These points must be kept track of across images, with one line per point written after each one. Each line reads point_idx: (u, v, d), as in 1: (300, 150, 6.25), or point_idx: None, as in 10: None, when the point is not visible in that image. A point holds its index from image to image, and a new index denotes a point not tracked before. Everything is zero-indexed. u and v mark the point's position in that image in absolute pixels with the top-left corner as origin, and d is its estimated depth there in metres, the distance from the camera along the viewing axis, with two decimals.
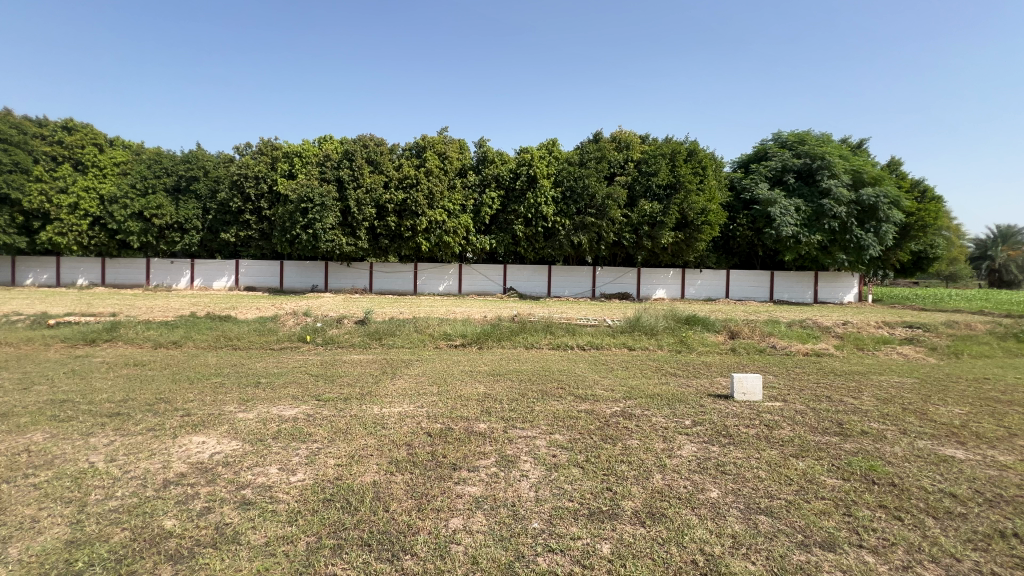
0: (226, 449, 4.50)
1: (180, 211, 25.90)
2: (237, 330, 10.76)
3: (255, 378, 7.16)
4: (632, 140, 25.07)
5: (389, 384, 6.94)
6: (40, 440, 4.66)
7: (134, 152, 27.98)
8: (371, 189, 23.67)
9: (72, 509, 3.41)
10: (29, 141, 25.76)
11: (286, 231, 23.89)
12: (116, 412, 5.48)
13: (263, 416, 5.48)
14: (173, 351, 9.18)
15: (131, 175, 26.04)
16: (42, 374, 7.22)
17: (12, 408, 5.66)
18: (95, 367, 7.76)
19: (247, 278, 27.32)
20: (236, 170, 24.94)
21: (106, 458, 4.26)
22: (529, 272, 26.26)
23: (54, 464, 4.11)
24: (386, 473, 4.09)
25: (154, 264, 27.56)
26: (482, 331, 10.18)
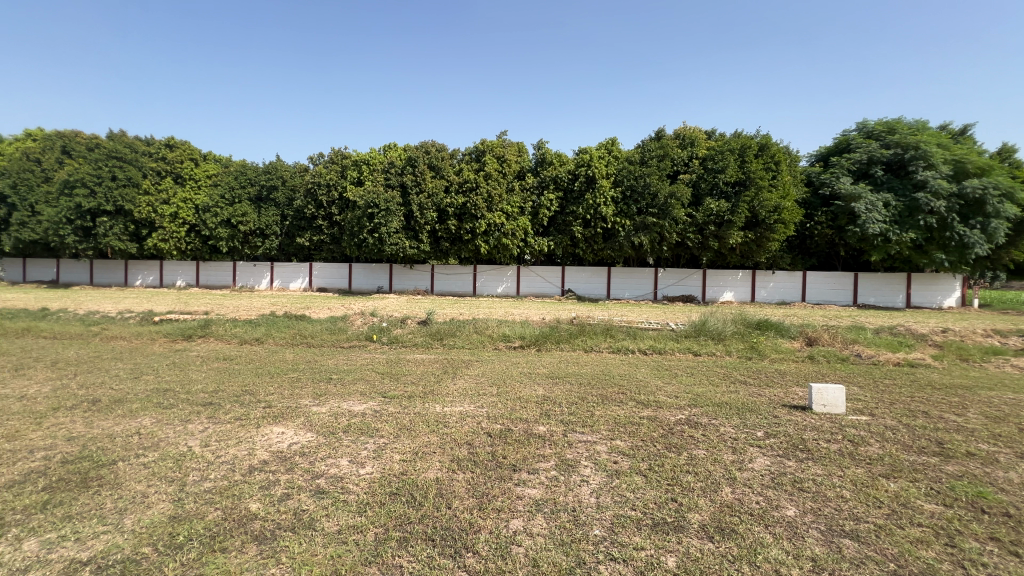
0: (302, 440, 4.83)
1: (262, 219, 28.14)
2: (312, 328, 11.51)
3: (327, 374, 7.61)
4: (698, 136, 24.07)
5: (450, 384, 7.13)
6: (148, 424, 5.25)
7: (224, 165, 30.77)
8: (433, 194, 24.50)
9: (173, 488, 3.80)
10: (139, 158, 29.11)
11: (354, 235, 25.23)
12: (208, 402, 6.05)
13: (335, 410, 5.82)
14: (256, 347, 9.99)
15: (220, 186, 28.64)
16: (148, 365, 8.11)
17: (126, 394, 6.41)
18: (191, 360, 8.61)
19: (320, 279, 29.16)
20: (311, 179, 26.71)
21: (201, 442, 4.72)
22: (588, 274, 25.94)
23: (160, 446, 4.61)
24: (448, 471, 4.20)
25: (240, 267, 30.14)
26: (540, 333, 10.19)
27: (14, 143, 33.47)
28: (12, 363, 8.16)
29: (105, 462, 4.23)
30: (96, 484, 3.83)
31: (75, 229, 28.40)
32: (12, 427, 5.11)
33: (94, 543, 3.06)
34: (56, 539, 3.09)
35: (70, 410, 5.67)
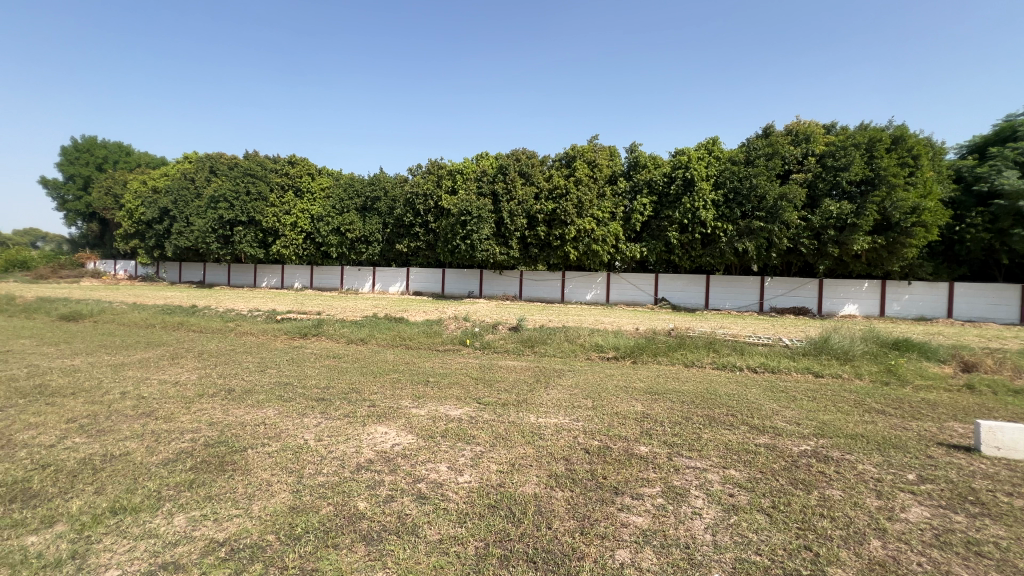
0: (404, 442, 4.97)
1: (367, 227, 30.47)
2: (410, 331, 12.08)
3: (425, 377, 7.86)
4: (814, 130, 21.72)
5: (543, 393, 7.00)
6: (272, 415, 5.77)
7: (335, 178, 33.87)
8: (523, 201, 24.80)
9: (293, 479, 4.08)
10: (268, 175, 33.07)
11: (448, 242, 26.31)
12: (322, 398, 6.53)
13: (432, 413, 5.95)
14: (361, 347, 10.71)
15: (332, 198, 31.52)
16: (272, 360, 9.02)
17: (255, 386, 7.15)
18: (306, 356, 9.44)
19: (416, 283, 30.83)
20: (410, 189, 28.35)
21: (316, 437, 5.06)
22: (684, 282, 24.50)
23: (282, 437, 5.02)
24: (546, 487, 4.05)
25: (347, 271, 32.87)
26: (635, 344, 9.70)
27: (175, 165, 39.80)
28: (169, 352, 9.55)
29: (238, 448, 4.70)
30: (231, 468, 4.24)
31: (218, 237, 32.96)
32: (168, 409, 5.90)
33: (230, 525, 3.36)
34: (200, 517, 3.43)
35: (212, 397, 6.45)
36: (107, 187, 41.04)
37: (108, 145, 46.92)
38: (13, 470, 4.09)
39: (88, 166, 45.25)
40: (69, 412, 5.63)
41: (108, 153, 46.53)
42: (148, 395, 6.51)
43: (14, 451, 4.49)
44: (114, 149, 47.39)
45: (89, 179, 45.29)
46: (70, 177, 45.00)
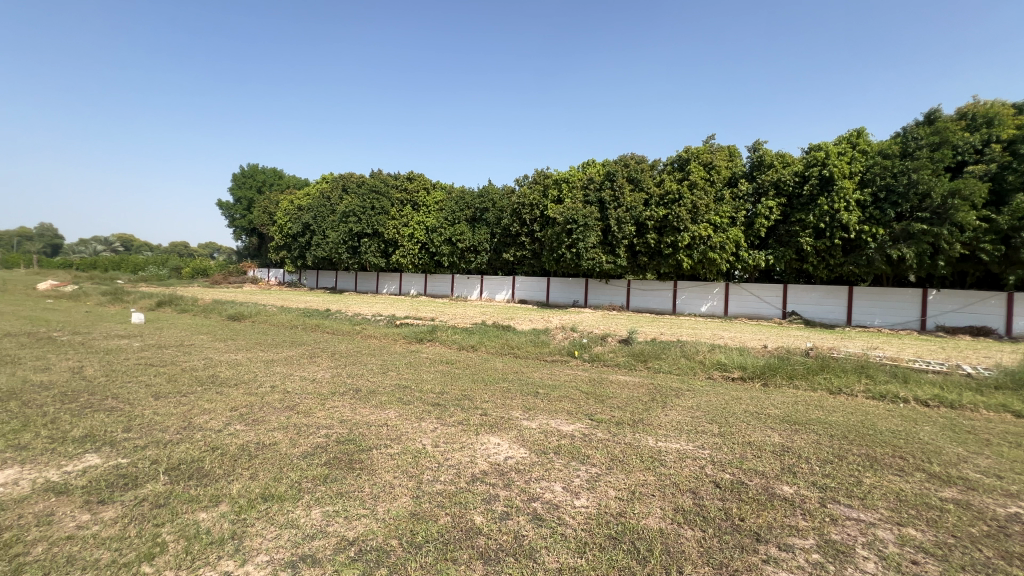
0: (517, 455, 4.89)
1: (476, 237, 31.85)
2: (518, 340, 12.18)
3: (534, 388, 7.79)
4: (1000, 111, 17.85)
5: (660, 413, 6.48)
6: (394, 417, 6.08)
7: (448, 192, 35.93)
8: (632, 208, 23.98)
9: (413, 483, 4.20)
10: (390, 191, 36.21)
11: (553, 250, 26.33)
12: (437, 403, 6.75)
13: (544, 427, 5.80)
14: (472, 354, 11.03)
15: (445, 210, 33.49)
16: (393, 363, 9.65)
17: (378, 387, 7.66)
18: (423, 361, 9.96)
19: (521, 291, 31.33)
20: (517, 200, 28.92)
21: (433, 442, 5.20)
22: (820, 294, 21.63)
23: (402, 440, 5.24)
24: (672, 522, 3.66)
25: (457, 279, 34.55)
26: (765, 363, 8.66)
27: (316, 186, 45.42)
28: (308, 351, 10.73)
29: (365, 447, 5.00)
30: (358, 467, 4.50)
31: (348, 248, 36.82)
32: (307, 404, 6.54)
33: (358, 525, 3.52)
34: (333, 513, 3.65)
35: (342, 396, 7.02)
36: (265, 207, 48.21)
37: (265, 171, 55.13)
38: (191, 449, 4.78)
39: (250, 190, 53.59)
40: (232, 401, 6.51)
41: (266, 178, 54.71)
42: (292, 389, 7.30)
43: (193, 433, 5.26)
44: (271, 174, 55.61)
45: (251, 200, 53.63)
46: (238, 199, 53.71)
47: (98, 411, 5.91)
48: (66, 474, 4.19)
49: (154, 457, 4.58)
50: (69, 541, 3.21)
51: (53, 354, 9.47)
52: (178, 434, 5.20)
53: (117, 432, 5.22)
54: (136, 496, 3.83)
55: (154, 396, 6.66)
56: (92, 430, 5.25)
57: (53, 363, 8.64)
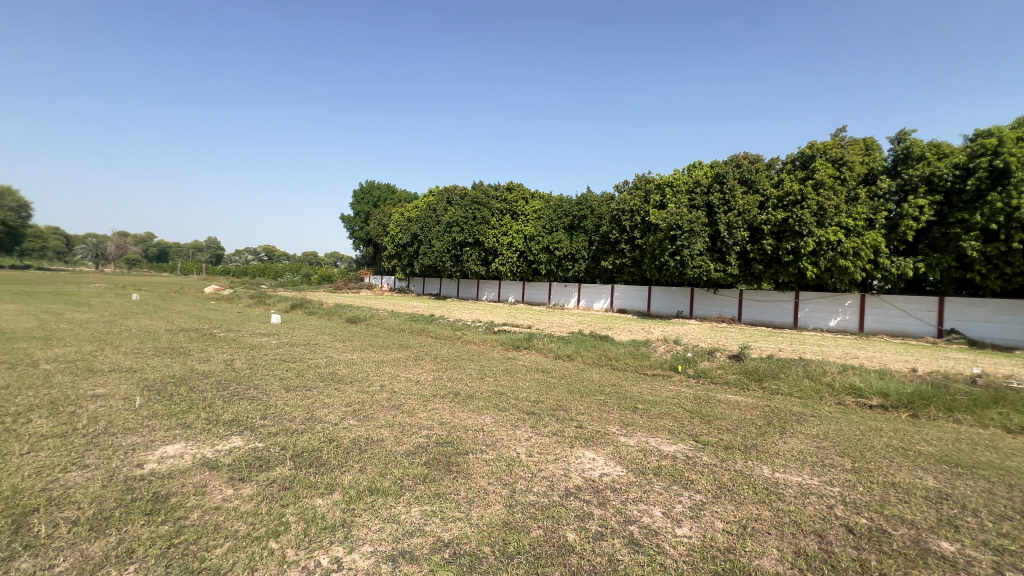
0: (613, 473, 4.68)
1: (574, 245, 31.78)
2: (616, 351, 11.80)
3: (633, 403, 7.43)
4: None
5: (778, 440, 5.80)
6: (490, 423, 6.20)
7: (546, 200, 36.28)
8: (745, 211, 22.09)
9: (506, 492, 4.21)
10: (491, 201, 37.56)
11: (655, 258, 25.19)
12: (532, 412, 6.75)
13: (643, 445, 5.51)
14: (568, 363, 10.91)
15: (543, 219, 33.79)
16: (490, 369, 9.88)
17: (476, 392, 7.88)
18: (519, 368, 10.08)
19: (621, 301, 30.43)
20: (616, 206, 28.12)
21: (528, 451, 5.20)
22: (991, 309, 17.99)
23: (497, 447, 5.30)
24: (792, 568, 3.21)
25: (554, 287, 34.65)
26: (915, 391, 7.34)
27: (423, 198, 48.67)
28: (413, 354, 11.43)
29: (462, 451, 5.15)
30: (455, 469, 4.65)
31: (452, 257, 38.85)
32: (411, 404, 6.94)
33: (452, 527, 3.61)
34: (431, 513, 3.80)
35: (442, 398, 7.34)
36: (379, 219, 52.78)
37: (380, 187, 60.36)
38: (312, 439, 5.31)
39: (368, 204, 59.05)
40: (348, 397, 7.14)
41: (381, 193, 59.91)
42: (398, 389, 7.82)
43: (314, 424, 5.86)
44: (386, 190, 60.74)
45: (368, 214, 59.05)
46: (357, 213, 59.50)
47: (242, 400, 6.85)
48: (217, 452, 4.90)
49: (282, 443, 5.17)
50: (216, 511, 3.72)
51: (212, 348, 11.22)
52: (303, 425, 5.82)
53: (255, 419, 5.98)
54: (268, 477, 4.33)
55: (286, 389, 7.55)
56: (237, 416, 6.09)
57: (212, 356, 10.22)
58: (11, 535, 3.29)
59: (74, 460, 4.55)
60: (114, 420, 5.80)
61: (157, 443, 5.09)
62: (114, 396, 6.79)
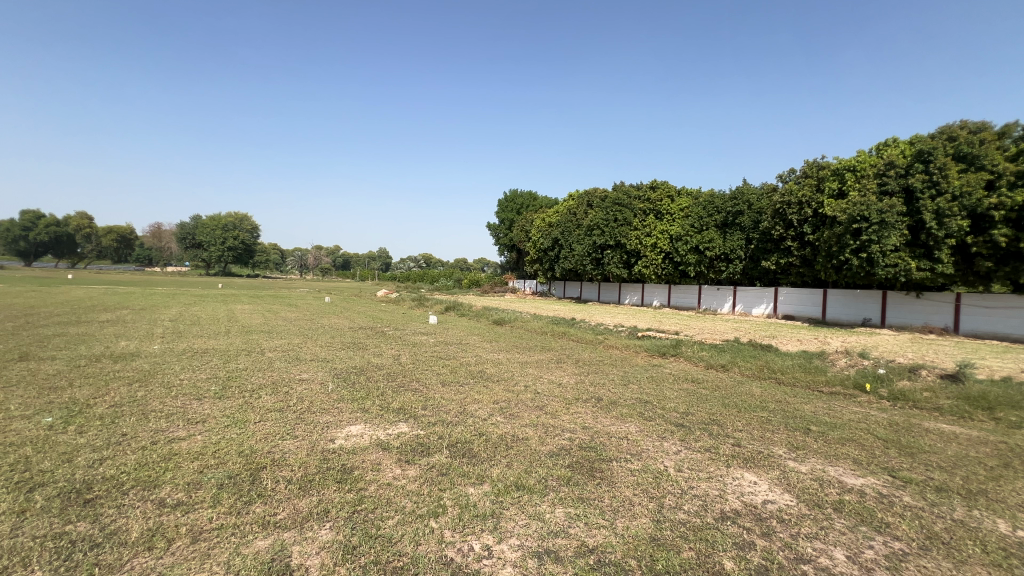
0: (780, 501, 4.12)
1: (727, 244, 28.98)
2: (781, 363, 10.42)
3: (803, 423, 6.46)
4: None
5: (1021, 488, 4.47)
6: (635, 431, 5.98)
7: (694, 197, 33.85)
8: (963, 196, 17.86)
9: (653, 505, 4.01)
10: (633, 202, 36.44)
11: (832, 256, 21.70)
12: (681, 424, 6.32)
13: (818, 473, 4.75)
14: (722, 374, 9.99)
15: (691, 217, 31.50)
16: (633, 376, 9.56)
17: (619, 398, 7.69)
18: (666, 377, 9.54)
19: (786, 306, 26.80)
20: (780, 198, 24.83)
21: (676, 466, 4.88)
22: None
23: (643, 458, 5.08)
24: None
25: (704, 290, 32.12)
26: None
27: (564, 203, 49.32)
28: (555, 356, 11.63)
29: (605, 458, 5.06)
30: (599, 476, 4.59)
31: (592, 260, 38.65)
32: (554, 406, 7.07)
33: (597, 533, 3.57)
34: (575, 516, 3.81)
35: (585, 402, 7.32)
36: (522, 225, 55.07)
37: (523, 194, 62.97)
38: (465, 432, 5.76)
39: (511, 212, 62.11)
40: (496, 395, 7.57)
41: (523, 200, 62.44)
42: (541, 391, 8.02)
43: (466, 418, 6.35)
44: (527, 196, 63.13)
45: (512, 220, 61.99)
46: (502, 221, 62.93)
47: (407, 391, 7.74)
48: (388, 435, 5.61)
49: (440, 433, 5.70)
50: (388, 487, 4.27)
51: (384, 344, 12.90)
52: (457, 417, 6.35)
53: (417, 409, 6.71)
54: (429, 462, 4.82)
55: (443, 384, 8.32)
56: (403, 405, 6.91)
57: (384, 351, 11.81)
58: (249, 484, 4.22)
59: (288, 431, 5.66)
60: (314, 400, 7.08)
61: (344, 422, 6.05)
62: (315, 381, 8.28)
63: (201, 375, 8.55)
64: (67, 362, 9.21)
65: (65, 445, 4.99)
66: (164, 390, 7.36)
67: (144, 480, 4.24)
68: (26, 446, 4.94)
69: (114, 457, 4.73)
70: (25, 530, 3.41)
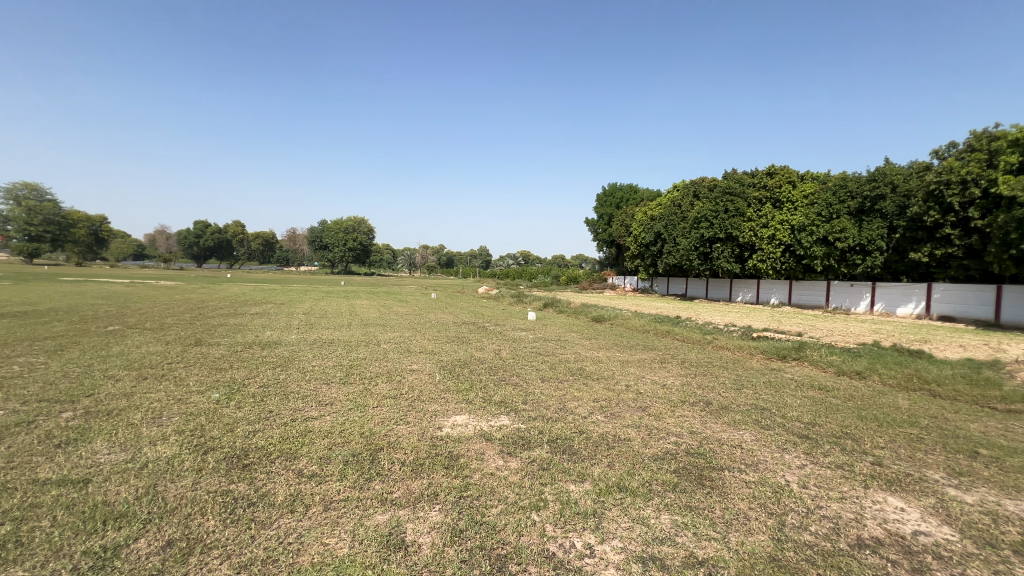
0: (937, 535, 3.50)
1: (864, 232, 25.16)
2: (937, 372, 8.85)
3: (968, 445, 5.42)
4: None
5: None
6: (749, 440, 5.51)
7: (821, 181, 30.17)
8: None
9: (774, 522, 3.66)
10: (746, 190, 33.46)
11: (1011, 245, 17.95)
12: (806, 435, 5.67)
13: (991, 506, 3.96)
14: (857, 382, 8.76)
15: (817, 204, 28.08)
16: (747, 379, 8.79)
17: (731, 403, 7.12)
18: (786, 382, 8.63)
19: (942, 305, 22.85)
20: (934, 178, 21.10)
21: (800, 482, 4.39)
22: None
23: (760, 469, 4.65)
24: None
25: (834, 287, 28.56)
26: None
27: (667, 195, 46.93)
28: (659, 356, 11.14)
29: (716, 466, 4.73)
30: (709, 484, 4.30)
31: (699, 254, 36.34)
32: (658, 408, 6.77)
33: (707, 545, 3.35)
34: (683, 524, 3.61)
35: (692, 406, 6.89)
36: (622, 220, 53.59)
37: (622, 187, 61.41)
38: (565, 428, 5.76)
39: (610, 206, 60.75)
40: (596, 394, 7.45)
41: (623, 194, 60.73)
42: (644, 391, 7.73)
43: (566, 415, 6.34)
44: (627, 190, 61.19)
45: (611, 215, 60.52)
46: (601, 216, 61.84)
47: (508, 385, 7.96)
48: (491, 427, 5.82)
49: (540, 428, 5.77)
50: (492, 476, 4.43)
51: (486, 339, 13.39)
52: (557, 413, 6.37)
53: (518, 403, 6.86)
54: (530, 456, 4.91)
55: (543, 380, 8.39)
56: (504, 399, 7.10)
57: (485, 345, 12.26)
58: (369, 463, 4.66)
59: (402, 417, 6.14)
60: (424, 390, 7.59)
61: (450, 412, 6.39)
62: (424, 372, 8.88)
63: (329, 362, 9.65)
64: (228, 347, 10.99)
65: (228, 417, 5.95)
66: (300, 375, 8.41)
67: (287, 451, 4.90)
68: (202, 416, 5.99)
69: (264, 430, 5.52)
70: (202, 485, 4.13)
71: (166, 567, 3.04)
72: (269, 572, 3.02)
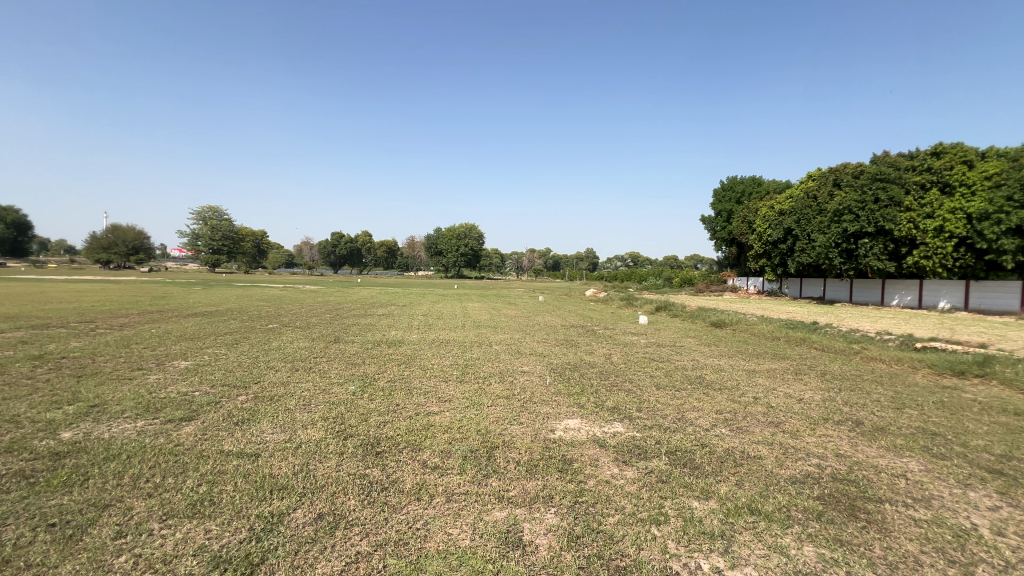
0: None
1: None
2: None
3: None
4: None
5: None
6: (915, 469, 4.66)
7: (1011, 158, 24.70)
8: None
9: (955, 573, 3.03)
10: (903, 175, 28.63)
11: None
12: (1000, 471, 4.61)
13: None
14: None
15: (1007, 185, 22.92)
16: (910, 397, 7.46)
17: (889, 425, 6.08)
18: (968, 404, 7.10)
19: None
20: None
21: (993, 527, 3.58)
22: None
23: (933, 506, 3.90)
24: None
25: None
26: None
27: (799, 186, 41.91)
28: (793, 366, 9.94)
29: (872, 496, 4.08)
30: (864, 517, 3.71)
31: (841, 252, 31.78)
32: (793, 425, 6.04)
33: None
34: (832, 560, 3.16)
35: (837, 425, 6.03)
36: (743, 216, 49.09)
37: (743, 180, 56.54)
38: (685, 440, 5.41)
39: (730, 202, 56.07)
40: (719, 406, 6.88)
41: (744, 188, 55.77)
42: (776, 405, 6.96)
43: (685, 426, 5.96)
44: (749, 183, 56.04)
45: (731, 211, 55.90)
46: (719, 213, 57.33)
47: (620, 391, 7.72)
48: (604, 434, 5.68)
49: (657, 438, 5.49)
50: (608, 484, 4.32)
51: (596, 343, 13.14)
52: (674, 424, 6.02)
53: (631, 410, 6.61)
54: (647, 467, 4.69)
55: (658, 388, 7.97)
56: (617, 405, 6.91)
57: (596, 349, 12.03)
58: (486, 460, 4.84)
59: (515, 417, 6.28)
60: (535, 392, 7.67)
61: (562, 416, 6.38)
62: (535, 375, 8.96)
63: (447, 361, 10.24)
64: (361, 345, 12.21)
65: (363, 408, 6.61)
66: (422, 372, 9.04)
67: (413, 443, 5.29)
68: (342, 405, 6.75)
69: (393, 422, 6.04)
70: (344, 467, 4.64)
71: (319, 537, 3.46)
72: (402, 553, 3.28)
